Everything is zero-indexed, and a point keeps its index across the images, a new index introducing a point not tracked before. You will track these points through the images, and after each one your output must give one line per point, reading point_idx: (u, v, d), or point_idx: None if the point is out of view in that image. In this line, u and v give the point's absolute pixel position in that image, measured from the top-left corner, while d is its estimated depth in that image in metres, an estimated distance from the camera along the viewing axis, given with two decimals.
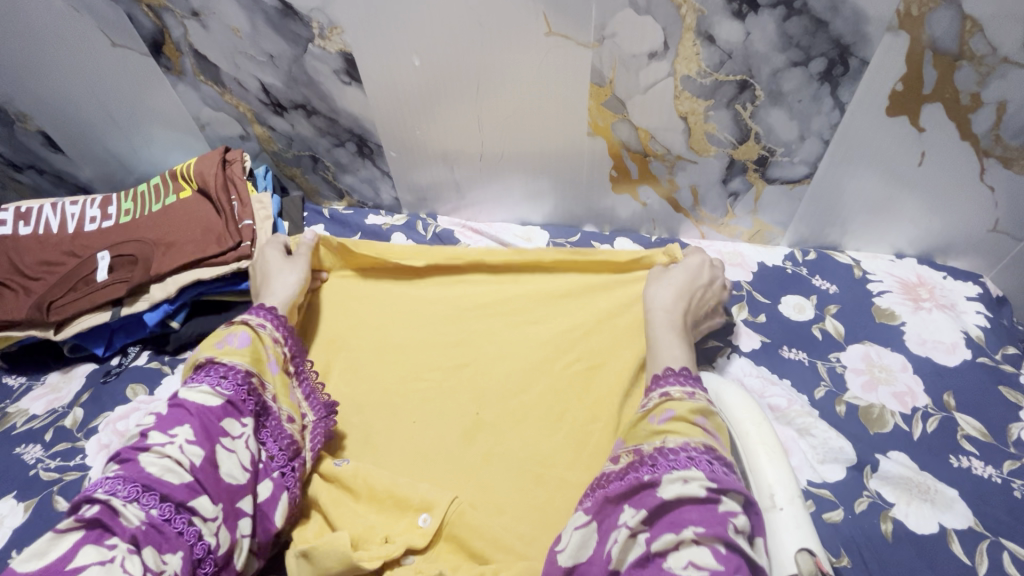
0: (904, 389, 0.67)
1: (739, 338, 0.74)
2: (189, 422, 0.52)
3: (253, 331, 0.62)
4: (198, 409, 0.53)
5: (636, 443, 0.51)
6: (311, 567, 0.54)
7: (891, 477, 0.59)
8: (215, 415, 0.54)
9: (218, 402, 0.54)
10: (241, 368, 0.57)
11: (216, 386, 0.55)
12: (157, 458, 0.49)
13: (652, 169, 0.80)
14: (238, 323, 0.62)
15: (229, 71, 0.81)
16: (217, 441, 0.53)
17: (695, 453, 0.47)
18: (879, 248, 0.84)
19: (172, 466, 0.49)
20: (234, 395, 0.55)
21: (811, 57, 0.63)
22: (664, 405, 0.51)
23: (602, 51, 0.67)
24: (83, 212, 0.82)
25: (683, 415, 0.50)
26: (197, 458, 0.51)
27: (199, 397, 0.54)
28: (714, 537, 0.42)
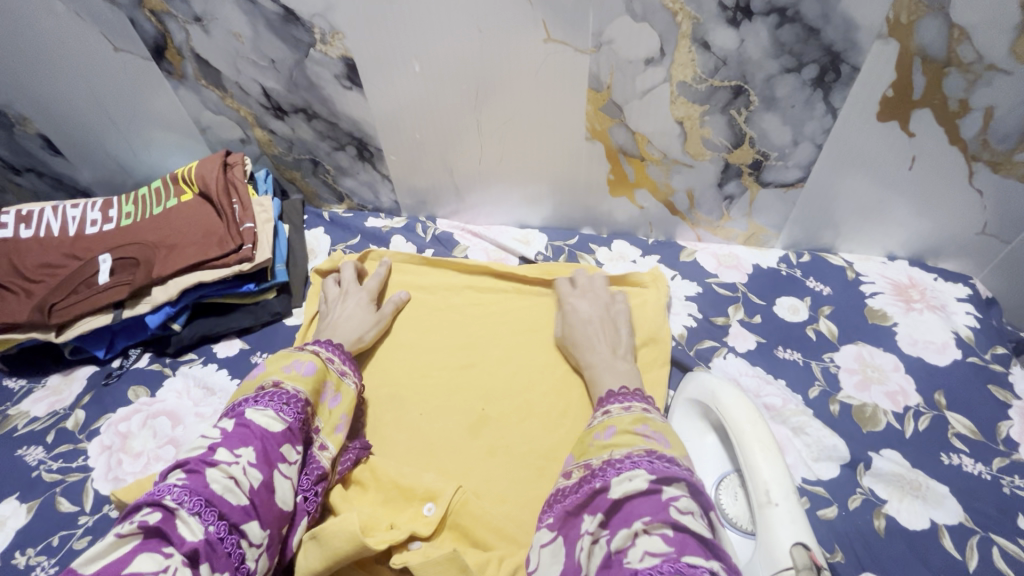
0: (896, 388, 0.68)
1: (734, 339, 0.76)
2: (252, 445, 0.52)
3: (320, 362, 0.63)
4: (263, 432, 0.53)
5: (586, 459, 0.54)
6: (320, 548, 0.53)
7: (883, 474, 0.61)
8: (277, 441, 0.54)
9: (281, 428, 0.55)
10: (303, 394, 0.58)
11: (279, 411, 0.56)
12: (222, 475, 0.49)
13: (648, 173, 0.81)
14: (310, 352, 0.64)
15: (231, 76, 0.81)
16: (276, 466, 0.53)
17: (637, 454, 0.51)
18: (871, 251, 0.85)
19: (233, 486, 0.48)
20: (295, 424, 0.56)
21: (803, 64, 0.64)
22: (606, 423, 0.57)
23: (599, 57, 0.69)
24: (84, 215, 0.83)
25: (625, 428, 0.55)
26: (256, 481, 0.50)
27: (264, 420, 0.54)
28: (661, 521, 0.44)
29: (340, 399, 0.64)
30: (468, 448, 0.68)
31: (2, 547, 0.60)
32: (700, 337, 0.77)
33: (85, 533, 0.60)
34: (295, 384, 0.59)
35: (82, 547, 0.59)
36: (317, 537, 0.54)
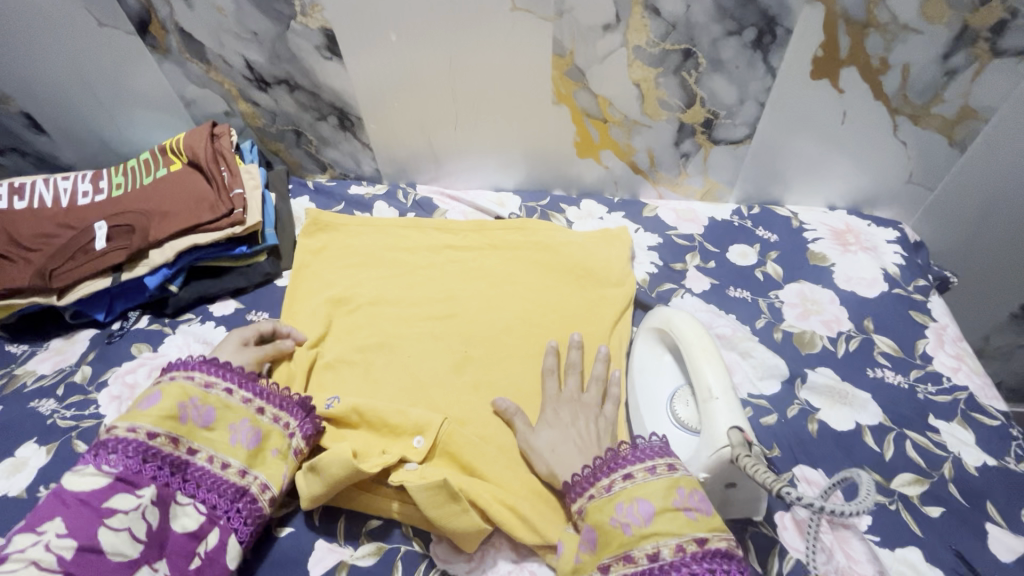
0: (832, 317, 0.77)
1: (691, 282, 0.84)
2: (60, 515, 0.53)
3: (170, 387, 0.63)
4: (77, 497, 0.54)
5: (625, 550, 0.52)
6: (319, 477, 0.61)
7: (817, 386, 0.70)
8: (97, 497, 0.54)
9: (106, 483, 0.55)
10: (142, 432, 0.59)
11: (103, 464, 0.56)
12: (23, 560, 0.49)
13: (612, 134, 0.88)
14: (162, 381, 0.64)
15: (214, 49, 0.85)
16: (102, 521, 0.53)
17: (697, 560, 0.50)
18: (814, 202, 0.94)
19: (34, 566, 0.49)
20: (122, 470, 0.56)
21: (743, 28, 0.72)
22: (634, 493, 0.54)
23: (562, 24, 0.75)
24: (75, 187, 0.86)
25: (662, 507, 0.52)
26: (66, 551, 0.51)
27: (80, 481, 0.55)
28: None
29: (213, 412, 0.63)
30: (454, 383, 0.74)
31: (27, 483, 0.65)
32: (660, 281, 0.85)
33: None
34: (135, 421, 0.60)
35: None
36: (315, 469, 0.62)
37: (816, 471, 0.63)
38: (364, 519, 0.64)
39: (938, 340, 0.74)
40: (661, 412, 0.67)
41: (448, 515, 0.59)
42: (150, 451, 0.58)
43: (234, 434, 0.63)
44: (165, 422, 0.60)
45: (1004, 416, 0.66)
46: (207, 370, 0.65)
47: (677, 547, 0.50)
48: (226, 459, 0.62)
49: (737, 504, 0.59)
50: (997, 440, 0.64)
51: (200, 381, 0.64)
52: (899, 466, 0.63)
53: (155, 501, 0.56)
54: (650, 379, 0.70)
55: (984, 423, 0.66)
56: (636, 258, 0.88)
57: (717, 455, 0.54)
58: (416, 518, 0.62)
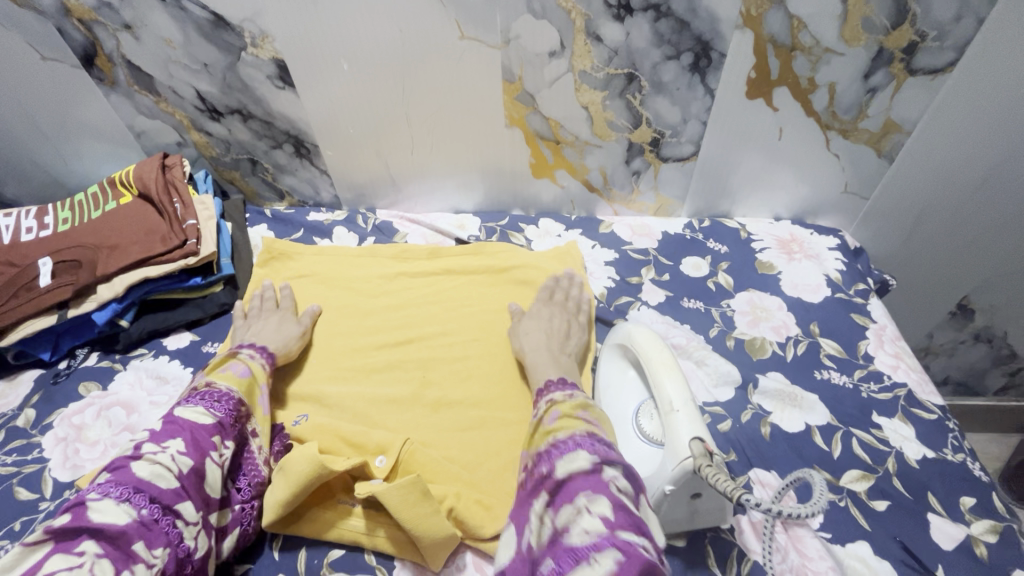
0: (780, 322, 0.81)
1: (647, 294, 0.86)
2: (181, 436, 0.57)
3: (254, 368, 0.70)
4: (191, 424, 0.58)
5: (535, 448, 0.59)
6: (284, 476, 0.60)
7: (769, 391, 0.72)
8: (208, 430, 0.59)
9: (210, 422, 0.60)
10: (234, 391, 0.65)
11: (209, 406, 0.61)
12: (148, 464, 0.54)
13: (565, 154, 0.91)
14: (235, 356, 0.70)
15: (164, 80, 0.85)
16: (209, 452, 0.58)
17: (581, 439, 0.55)
18: (761, 213, 0.99)
19: (161, 471, 0.54)
20: (224, 416, 0.61)
21: (680, 52, 0.76)
22: (550, 408, 0.62)
23: (509, 52, 0.78)
24: (18, 223, 0.84)
25: (566, 412, 0.60)
26: (184, 467, 0.55)
27: (193, 413, 0.60)
28: (599, 495, 0.48)
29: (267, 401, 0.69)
30: (415, 409, 0.74)
31: None
32: (618, 295, 0.87)
33: (47, 516, 0.63)
34: (220, 380, 0.66)
35: (46, 529, 0.62)
36: (282, 469, 0.61)
37: (770, 472, 0.65)
38: (326, 549, 0.62)
39: (878, 340, 0.78)
40: (628, 427, 0.68)
41: (418, 517, 0.58)
42: (236, 403, 0.63)
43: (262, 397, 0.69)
44: (252, 394, 0.67)
45: (941, 410, 0.70)
46: (268, 358, 0.73)
47: (579, 435, 0.56)
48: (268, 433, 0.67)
49: (705, 515, 0.59)
50: (935, 432, 0.68)
51: (260, 360, 0.72)
52: (846, 463, 0.65)
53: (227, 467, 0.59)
54: (618, 395, 0.72)
55: (923, 418, 0.69)
56: (594, 273, 0.90)
57: (681, 467, 0.55)
58: (386, 540, 0.60)
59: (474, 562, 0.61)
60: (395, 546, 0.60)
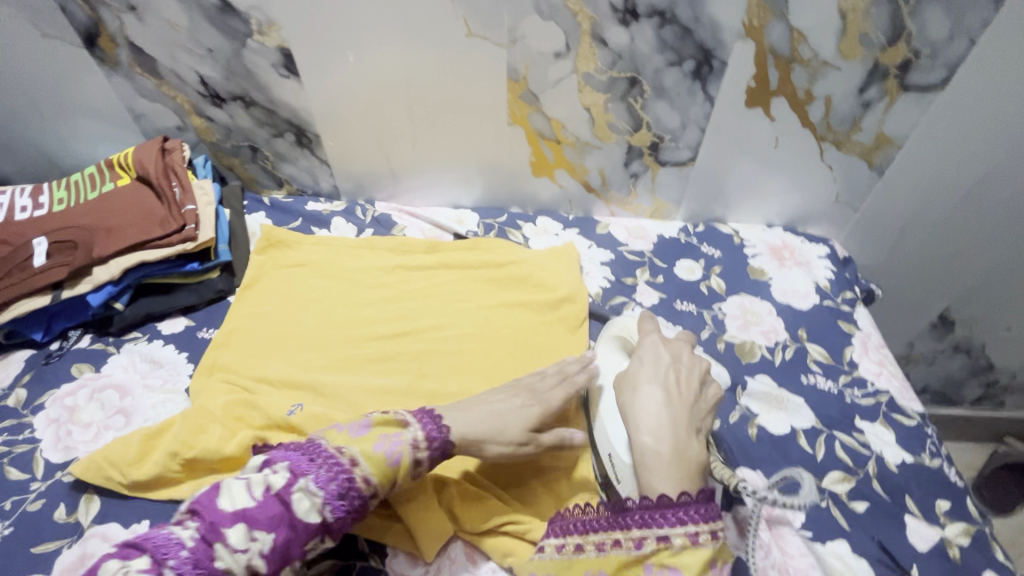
0: (769, 327, 0.83)
1: (641, 295, 0.88)
2: (278, 532, 0.51)
3: (411, 456, 0.58)
4: (297, 522, 0.52)
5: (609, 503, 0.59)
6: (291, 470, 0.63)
7: (756, 393, 0.74)
8: (301, 537, 0.52)
9: (318, 521, 0.53)
10: (364, 482, 0.55)
11: (328, 502, 0.53)
12: (232, 555, 0.49)
13: (565, 154, 0.92)
14: (397, 425, 0.60)
15: (166, 63, 0.84)
16: (286, 563, 0.52)
17: (690, 512, 0.55)
18: (754, 220, 1.01)
19: (234, 574, 0.49)
20: (331, 519, 0.54)
21: (683, 59, 0.77)
22: (664, 561, 0.54)
23: (515, 50, 0.79)
24: (12, 201, 0.83)
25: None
26: (250, 574, 0.50)
27: (306, 506, 0.53)
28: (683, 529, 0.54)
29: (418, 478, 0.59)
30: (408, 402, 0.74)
31: None
32: (612, 294, 0.88)
33: (38, 496, 0.63)
34: (337, 443, 0.57)
35: (37, 509, 0.62)
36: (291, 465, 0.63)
37: (755, 472, 0.67)
38: None
39: (862, 347, 0.80)
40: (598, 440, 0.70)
41: (418, 509, 0.61)
42: (348, 494, 0.54)
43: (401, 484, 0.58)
44: (385, 486, 0.56)
45: (920, 416, 0.72)
46: (438, 445, 0.60)
47: (688, 534, 0.54)
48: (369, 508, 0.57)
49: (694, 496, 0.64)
50: (913, 438, 0.70)
51: (423, 449, 0.59)
52: (828, 465, 0.67)
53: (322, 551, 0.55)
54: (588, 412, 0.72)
55: (902, 423, 0.71)
56: (590, 272, 0.92)
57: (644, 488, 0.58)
58: (380, 528, 0.61)
59: (465, 552, 0.62)
60: (388, 535, 0.61)
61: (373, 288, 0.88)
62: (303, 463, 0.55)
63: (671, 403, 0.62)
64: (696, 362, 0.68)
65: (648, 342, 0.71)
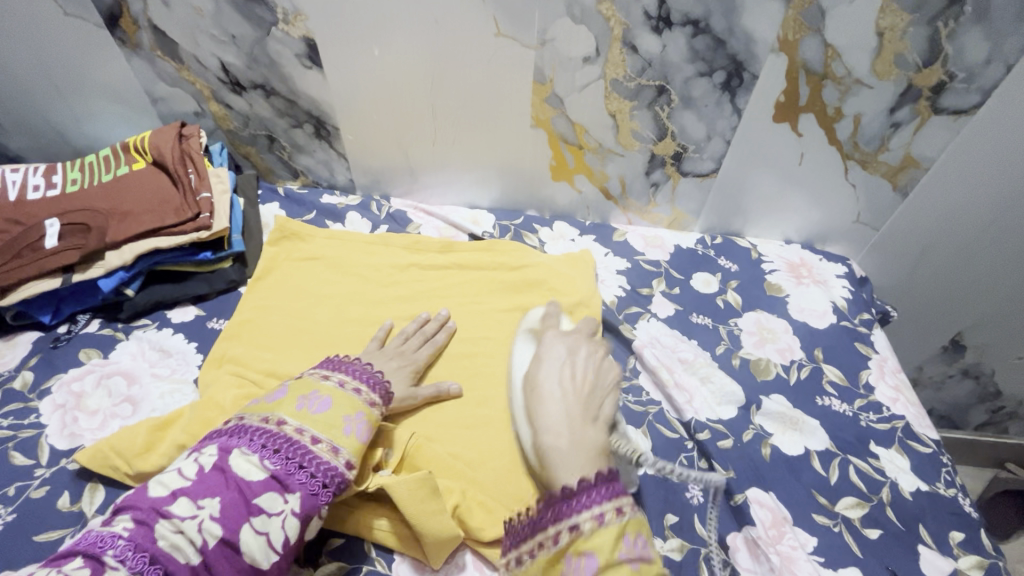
0: (786, 345, 0.82)
1: (657, 306, 0.87)
2: (220, 494, 0.51)
3: (338, 396, 0.62)
4: (239, 482, 0.52)
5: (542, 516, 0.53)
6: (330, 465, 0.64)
7: (771, 412, 0.73)
8: (254, 492, 0.52)
9: (261, 476, 0.53)
10: (307, 435, 0.57)
11: (265, 457, 0.55)
12: (173, 531, 0.48)
13: (586, 159, 0.91)
14: (316, 384, 0.63)
15: (188, 48, 0.83)
16: (249, 519, 0.51)
17: (595, 492, 0.50)
18: (772, 235, 1.00)
19: (181, 544, 0.48)
20: (280, 469, 0.54)
21: (713, 70, 0.76)
22: (580, 547, 0.48)
23: (543, 53, 0.77)
24: (25, 179, 0.82)
25: (609, 561, 0.46)
26: (212, 538, 0.49)
27: (244, 467, 0.53)
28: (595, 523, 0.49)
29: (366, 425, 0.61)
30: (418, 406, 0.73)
31: None
32: (628, 304, 0.87)
33: (42, 483, 0.62)
34: (260, 414, 0.59)
35: (40, 496, 0.61)
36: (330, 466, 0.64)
37: (767, 493, 0.66)
38: (326, 538, 0.62)
39: (879, 371, 0.79)
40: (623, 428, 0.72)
41: (426, 517, 0.58)
42: (289, 444, 0.56)
43: (348, 424, 0.60)
44: (329, 430, 0.58)
45: (936, 444, 0.72)
46: (364, 383, 0.65)
47: (597, 515, 0.48)
48: (334, 444, 0.58)
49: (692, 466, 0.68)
50: (928, 466, 0.69)
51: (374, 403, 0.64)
52: (842, 489, 0.67)
53: (299, 511, 0.54)
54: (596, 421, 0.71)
55: (918, 451, 0.71)
56: (605, 280, 0.91)
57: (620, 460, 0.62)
58: (389, 534, 0.60)
59: (473, 561, 0.61)
60: (398, 540, 0.60)
61: (386, 286, 0.87)
62: (234, 438, 0.56)
63: (567, 394, 0.61)
64: (595, 357, 0.67)
65: (550, 335, 0.71)
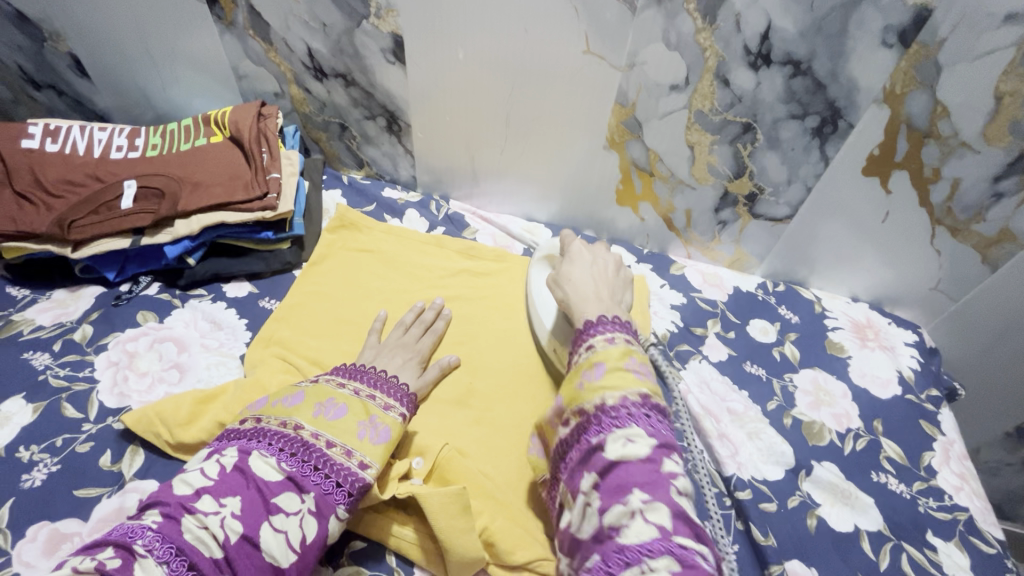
0: (842, 411, 0.77)
1: (709, 349, 0.83)
2: (242, 493, 0.50)
3: (355, 401, 0.61)
4: (258, 481, 0.52)
5: (579, 405, 0.54)
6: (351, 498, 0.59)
7: (821, 481, 0.69)
8: (272, 491, 0.51)
9: (279, 478, 0.53)
10: (323, 440, 0.57)
11: (282, 459, 0.54)
12: (197, 526, 0.47)
13: (655, 188, 0.88)
14: (332, 390, 0.62)
15: (280, 31, 0.85)
16: (269, 517, 0.50)
17: (604, 326, 0.60)
18: (838, 290, 0.94)
19: (206, 538, 0.47)
20: (297, 470, 0.54)
21: (807, 113, 0.72)
22: (593, 360, 0.56)
23: (631, 75, 0.75)
24: (111, 139, 0.85)
25: (614, 367, 0.54)
26: (234, 535, 0.48)
27: (262, 467, 0.53)
28: (655, 501, 0.44)
29: (388, 433, 0.60)
30: (456, 415, 0.71)
31: (8, 441, 0.63)
32: (679, 341, 0.84)
33: (88, 439, 0.63)
34: (277, 418, 0.59)
35: (84, 451, 0.62)
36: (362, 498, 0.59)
37: (807, 568, 0.62)
38: (347, 539, 0.61)
39: (944, 455, 0.74)
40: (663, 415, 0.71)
41: (454, 534, 0.57)
42: (305, 447, 0.56)
43: (363, 429, 0.59)
44: (344, 434, 0.58)
45: (1000, 545, 0.66)
46: (378, 389, 0.64)
47: (607, 338, 0.58)
48: (348, 448, 0.57)
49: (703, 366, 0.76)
50: (990, 568, 0.64)
51: (394, 411, 0.63)
52: None
53: (315, 510, 0.53)
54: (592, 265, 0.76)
55: (980, 549, 0.65)
56: (657, 312, 0.88)
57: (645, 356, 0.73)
58: (413, 545, 0.59)
59: None
60: (422, 554, 0.59)
61: (433, 287, 0.86)
62: (252, 441, 0.55)
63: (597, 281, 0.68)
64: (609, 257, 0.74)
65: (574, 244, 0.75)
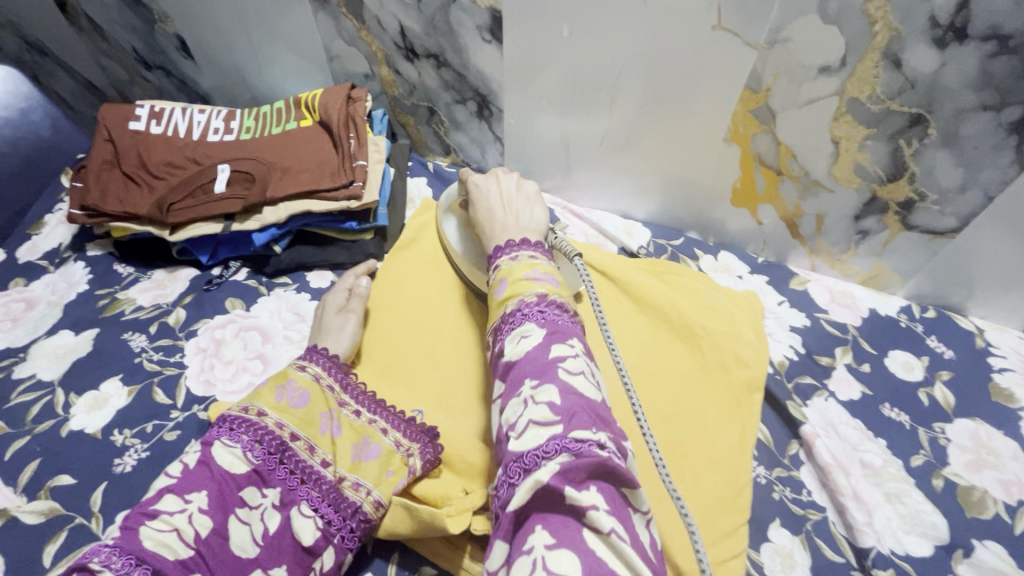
0: (1012, 478, 0.62)
1: (836, 384, 0.71)
2: (207, 488, 0.50)
3: (315, 389, 0.60)
4: (222, 474, 0.51)
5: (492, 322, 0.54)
6: (411, 518, 0.55)
7: (983, 566, 0.56)
8: (236, 483, 0.52)
9: (244, 470, 0.53)
10: (287, 431, 0.56)
11: (247, 448, 0.53)
12: (160, 530, 0.47)
13: (781, 188, 0.75)
14: (292, 372, 0.61)
15: (372, 8, 0.80)
16: (233, 511, 0.51)
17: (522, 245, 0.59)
18: (1009, 321, 0.75)
19: (171, 541, 0.46)
20: (262, 464, 0.53)
21: (1006, 104, 0.55)
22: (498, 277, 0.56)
23: (769, 55, 0.63)
24: (209, 121, 0.86)
25: (516, 278, 0.54)
26: (204, 530, 0.48)
27: (227, 460, 0.52)
28: (545, 383, 0.44)
29: (342, 427, 0.59)
30: None
31: (105, 422, 0.65)
32: (799, 372, 0.72)
33: (175, 427, 0.64)
34: (239, 403, 0.57)
35: (172, 439, 0.63)
36: (408, 507, 0.55)
37: None
38: (418, 564, 0.58)
39: None
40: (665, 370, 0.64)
41: None
42: (269, 437, 0.55)
43: (324, 422, 0.58)
44: (308, 427, 0.57)
45: None
46: (339, 378, 0.63)
47: (512, 256, 0.58)
48: (312, 443, 0.57)
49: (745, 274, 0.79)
50: None
51: (350, 407, 0.61)
52: None
53: (278, 504, 0.53)
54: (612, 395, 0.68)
55: None
56: (773, 335, 0.76)
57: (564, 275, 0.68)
58: None
59: None
60: None
61: None
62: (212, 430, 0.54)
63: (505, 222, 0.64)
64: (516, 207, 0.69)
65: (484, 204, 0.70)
